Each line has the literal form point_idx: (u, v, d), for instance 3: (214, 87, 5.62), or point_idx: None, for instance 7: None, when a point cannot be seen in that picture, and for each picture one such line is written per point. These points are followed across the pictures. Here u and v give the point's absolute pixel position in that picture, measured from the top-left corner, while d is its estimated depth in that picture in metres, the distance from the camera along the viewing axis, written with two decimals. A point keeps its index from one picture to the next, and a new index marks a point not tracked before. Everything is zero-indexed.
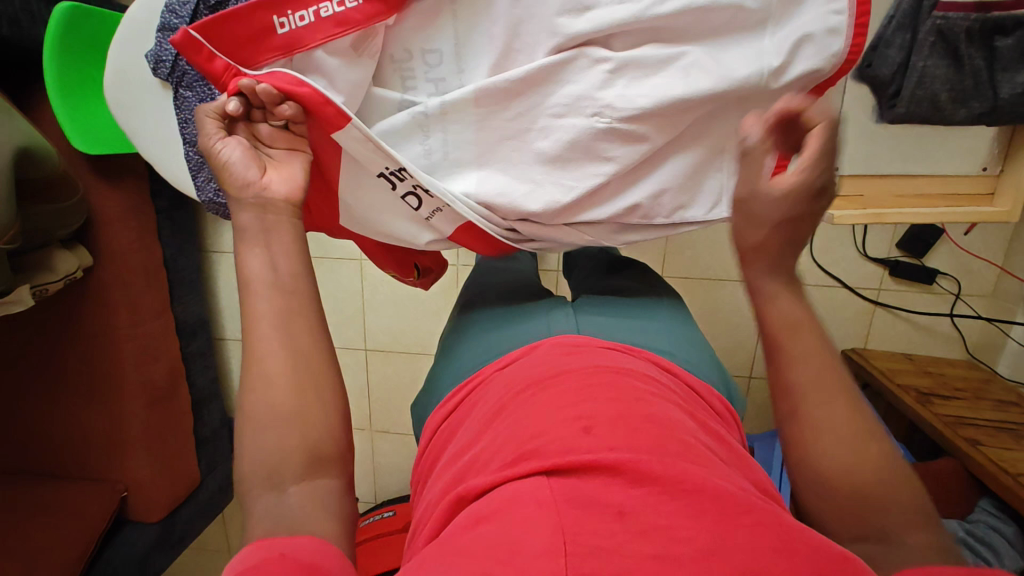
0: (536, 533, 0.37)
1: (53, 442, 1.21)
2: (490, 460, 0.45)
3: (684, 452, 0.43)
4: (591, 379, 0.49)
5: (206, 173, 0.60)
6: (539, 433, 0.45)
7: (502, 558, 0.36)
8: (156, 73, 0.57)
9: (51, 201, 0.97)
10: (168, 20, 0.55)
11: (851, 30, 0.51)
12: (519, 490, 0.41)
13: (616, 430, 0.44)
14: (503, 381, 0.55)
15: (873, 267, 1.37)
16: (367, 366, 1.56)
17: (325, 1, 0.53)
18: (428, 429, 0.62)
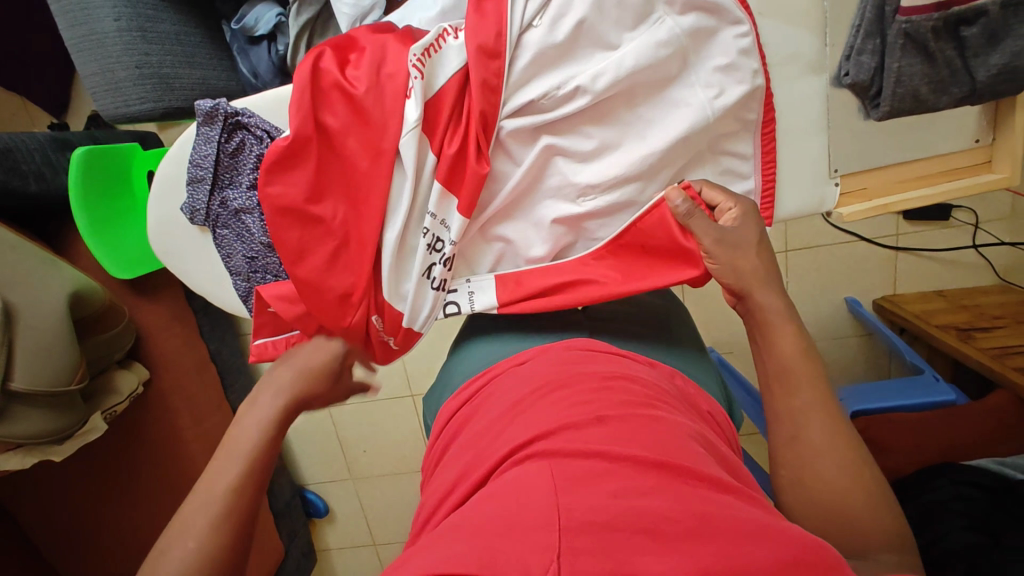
0: (535, 502, 0.41)
1: (143, 548, 1.27)
2: (509, 448, 0.50)
3: (671, 447, 0.47)
4: (603, 386, 0.55)
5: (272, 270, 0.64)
6: (552, 430, 0.49)
7: (507, 522, 0.40)
8: (194, 221, 0.62)
9: (104, 331, 1.02)
10: (196, 173, 0.60)
11: (757, 47, 0.56)
12: (524, 472, 0.45)
13: (620, 427, 0.49)
14: (512, 383, 0.61)
15: (886, 215, 1.38)
16: (418, 411, 1.61)
17: (250, 210, 0.61)
18: (438, 430, 0.66)
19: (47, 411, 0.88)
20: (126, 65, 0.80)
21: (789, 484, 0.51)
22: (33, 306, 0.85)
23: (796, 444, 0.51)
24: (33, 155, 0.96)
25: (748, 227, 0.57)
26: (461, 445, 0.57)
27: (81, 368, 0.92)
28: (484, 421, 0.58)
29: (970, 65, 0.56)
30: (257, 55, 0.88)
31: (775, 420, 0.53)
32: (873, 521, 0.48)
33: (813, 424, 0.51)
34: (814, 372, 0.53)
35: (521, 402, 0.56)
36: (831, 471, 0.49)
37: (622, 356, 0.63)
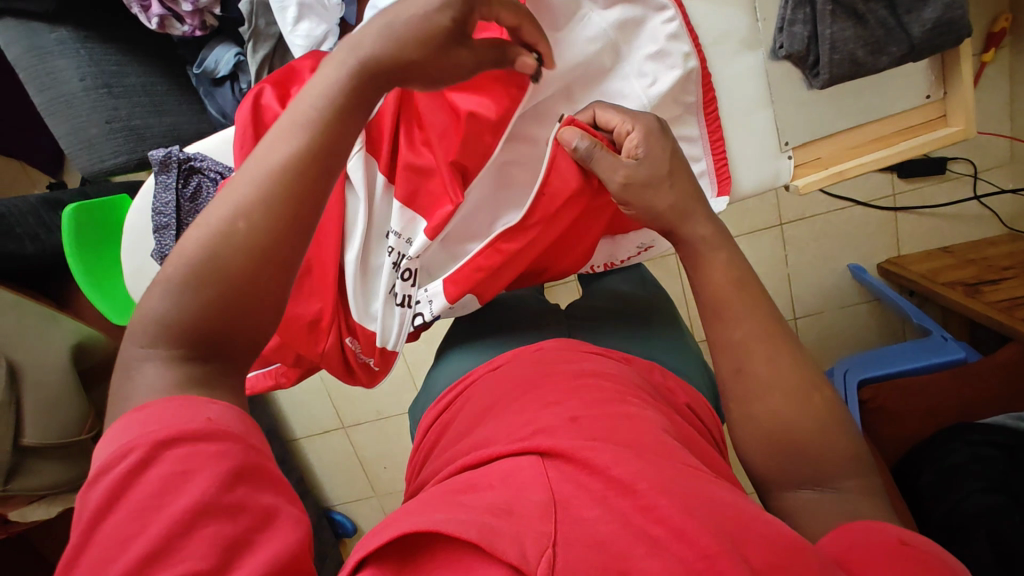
0: (528, 506, 0.41)
1: None
2: (494, 446, 0.49)
3: (649, 438, 0.46)
4: (576, 384, 0.54)
5: None
6: (535, 429, 0.48)
7: (499, 517, 0.40)
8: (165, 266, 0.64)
9: (111, 378, 1.05)
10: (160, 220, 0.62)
11: (686, 31, 0.61)
12: (516, 466, 0.45)
13: (596, 424, 0.48)
14: (491, 381, 0.62)
15: (880, 176, 1.35)
16: None
17: None
18: (421, 431, 0.67)
19: (60, 462, 0.91)
20: (97, 122, 0.83)
21: (746, 425, 0.53)
22: (33, 362, 0.88)
23: (744, 378, 0.54)
24: (27, 218, 1.00)
25: (653, 149, 0.57)
26: (444, 445, 0.58)
27: (89, 417, 0.95)
28: (465, 424, 0.58)
29: (904, 21, 0.62)
30: (222, 95, 0.90)
31: (717, 353, 0.56)
32: (832, 443, 0.51)
33: (756, 354, 0.53)
34: (750, 299, 0.55)
35: (496, 405, 0.57)
36: (779, 400, 0.52)
37: (599, 354, 0.62)
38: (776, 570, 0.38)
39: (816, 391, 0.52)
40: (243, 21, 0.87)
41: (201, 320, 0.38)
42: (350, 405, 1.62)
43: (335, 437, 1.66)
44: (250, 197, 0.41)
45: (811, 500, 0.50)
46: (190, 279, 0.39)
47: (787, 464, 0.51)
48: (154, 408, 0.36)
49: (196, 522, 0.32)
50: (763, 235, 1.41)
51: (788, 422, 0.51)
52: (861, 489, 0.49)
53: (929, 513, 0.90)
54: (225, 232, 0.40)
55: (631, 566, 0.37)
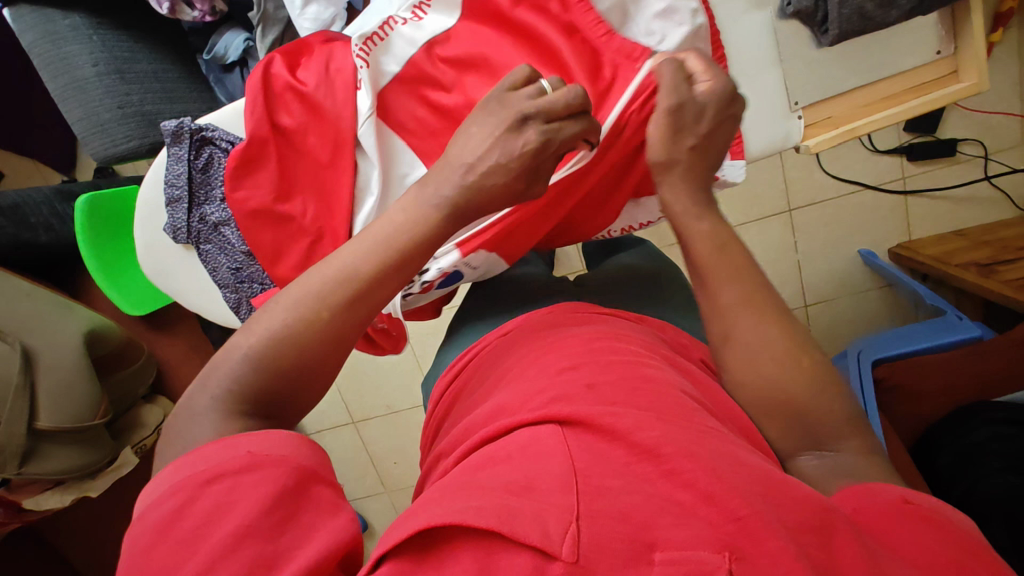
0: (550, 475, 0.40)
1: None
2: (514, 415, 0.48)
3: (674, 404, 0.45)
4: (591, 349, 0.53)
5: (253, 272, 0.65)
6: (558, 396, 0.47)
7: (516, 492, 0.38)
8: (177, 240, 0.65)
9: (124, 367, 1.06)
10: (172, 193, 0.63)
11: None
12: (534, 436, 0.43)
13: (614, 389, 0.47)
14: (505, 347, 0.62)
15: (889, 159, 1.35)
16: None
17: (229, 224, 0.63)
18: (433, 399, 0.66)
19: (73, 447, 0.92)
20: (109, 106, 0.84)
21: (736, 397, 0.52)
22: (49, 348, 0.89)
23: (733, 344, 0.53)
24: (41, 207, 1.01)
25: (713, 103, 0.54)
26: (458, 411, 0.58)
27: (103, 403, 0.96)
28: (478, 393, 0.58)
29: None
30: (232, 81, 0.92)
31: (711, 318, 0.55)
32: (831, 408, 0.50)
33: (746, 319, 0.53)
34: (734, 266, 0.54)
35: (503, 379, 0.56)
36: (768, 368, 0.51)
37: (611, 316, 0.62)
38: (805, 529, 0.37)
39: (809, 355, 0.51)
40: (251, 6, 0.88)
41: (276, 392, 0.45)
42: (360, 398, 1.62)
43: (345, 432, 1.66)
44: (333, 292, 0.46)
45: (818, 464, 0.48)
46: (267, 359, 0.45)
47: (789, 426, 0.50)
48: (208, 452, 0.38)
49: (244, 542, 0.34)
50: (772, 221, 1.40)
51: (781, 383, 0.50)
52: (858, 449, 0.49)
53: (948, 492, 0.88)
54: (308, 323, 0.46)
55: (656, 537, 0.36)
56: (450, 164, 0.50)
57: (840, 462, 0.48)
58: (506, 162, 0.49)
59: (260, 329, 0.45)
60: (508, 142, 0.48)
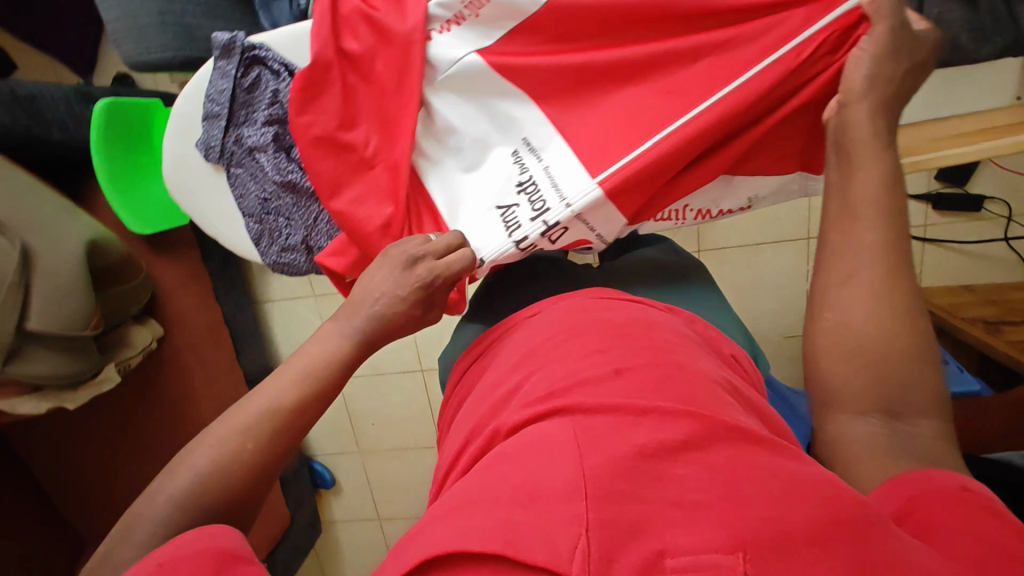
0: (556, 473, 0.39)
1: None
2: (515, 411, 0.47)
3: (704, 396, 0.44)
4: (619, 334, 0.52)
5: (281, 202, 0.65)
6: (575, 382, 0.47)
7: (525, 502, 0.37)
8: (208, 159, 0.65)
9: (120, 284, 1.03)
10: (212, 108, 0.63)
11: None
12: (545, 430, 0.43)
13: (646, 376, 0.46)
14: (524, 334, 0.60)
15: (914, 204, 1.34)
16: (425, 387, 1.61)
17: (264, 149, 0.64)
18: (455, 377, 0.68)
19: (60, 354, 0.89)
20: (150, 11, 0.81)
21: (828, 341, 0.51)
22: (48, 250, 0.86)
23: (847, 287, 0.51)
24: (58, 105, 0.97)
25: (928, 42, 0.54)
26: (478, 394, 0.57)
27: (96, 314, 0.93)
28: (498, 376, 0.57)
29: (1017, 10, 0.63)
30: (278, 6, 0.88)
31: (830, 253, 0.52)
32: (925, 384, 0.48)
33: (872, 264, 0.50)
34: (879, 210, 0.51)
35: (537, 352, 0.55)
36: (876, 317, 0.49)
37: (640, 304, 0.61)
38: None
39: (916, 326, 0.49)
40: None
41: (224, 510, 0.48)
42: None
43: None
44: (256, 423, 0.50)
45: (867, 430, 0.48)
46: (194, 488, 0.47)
47: (871, 381, 0.48)
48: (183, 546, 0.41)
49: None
50: (789, 246, 1.40)
51: (880, 338, 0.49)
52: (936, 431, 0.47)
53: None
54: (234, 458, 0.49)
55: (667, 543, 0.35)
56: (352, 304, 0.57)
57: (913, 435, 0.47)
58: (402, 295, 0.56)
59: (187, 461, 0.49)
60: (401, 282, 0.56)
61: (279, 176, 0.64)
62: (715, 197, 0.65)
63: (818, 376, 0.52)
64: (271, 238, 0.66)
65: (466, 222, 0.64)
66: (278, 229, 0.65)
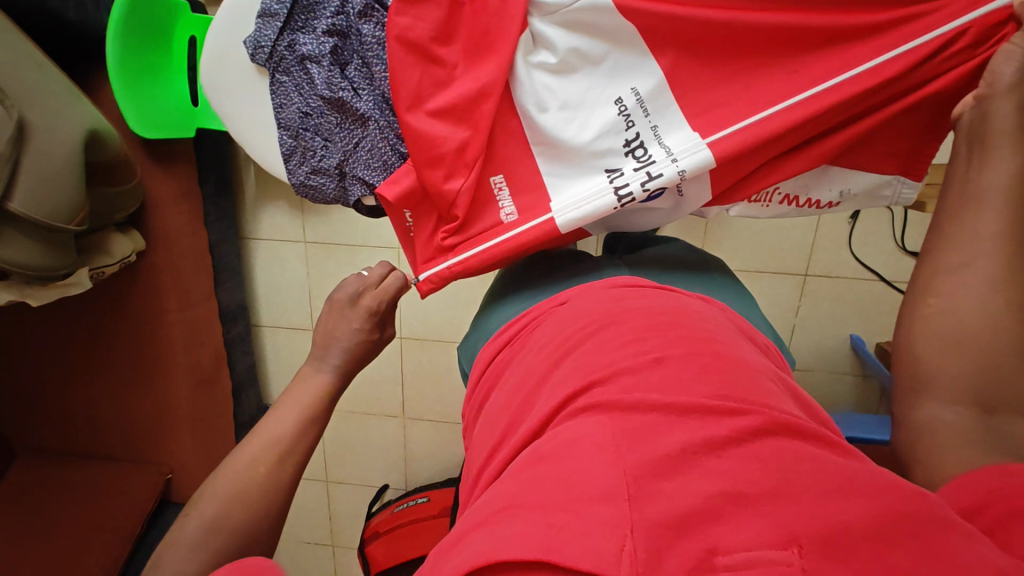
0: (596, 472, 0.37)
1: (100, 425, 1.23)
2: (542, 409, 0.46)
3: (751, 387, 0.43)
4: (656, 318, 0.50)
5: (318, 121, 0.64)
6: (611, 369, 0.45)
7: (564, 505, 0.36)
8: (255, 58, 0.65)
9: (112, 184, 0.97)
10: (270, 7, 0.62)
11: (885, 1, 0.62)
12: (579, 430, 0.41)
13: (685, 367, 0.44)
14: (555, 317, 0.59)
15: (912, 260, 1.37)
16: (402, 354, 1.57)
17: (314, 63, 0.62)
18: (479, 366, 0.65)
19: (38, 244, 0.83)
20: None
21: (934, 333, 0.54)
22: (45, 129, 0.80)
23: (958, 279, 0.54)
24: None
25: None
26: (509, 381, 0.55)
27: (84, 210, 0.87)
28: (530, 360, 0.55)
29: None
30: None
31: (940, 247, 0.56)
32: None
33: (981, 263, 0.53)
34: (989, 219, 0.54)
35: (570, 335, 0.53)
36: (982, 314, 0.52)
37: (674, 291, 0.60)
38: None
39: None
40: None
41: (247, 537, 0.54)
42: None
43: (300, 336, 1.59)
44: (261, 453, 0.57)
45: (955, 417, 0.51)
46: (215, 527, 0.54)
47: (968, 370, 0.52)
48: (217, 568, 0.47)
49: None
50: (786, 279, 1.42)
51: (976, 331, 0.52)
52: None
53: None
54: (247, 481, 0.56)
55: (717, 541, 0.34)
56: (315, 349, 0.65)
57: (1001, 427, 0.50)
58: (359, 326, 0.65)
59: (200, 499, 0.55)
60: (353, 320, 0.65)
61: (323, 93, 0.62)
62: (807, 183, 0.64)
63: (911, 358, 0.55)
64: (303, 156, 0.66)
65: (564, 166, 0.62)
66: (312, 148, 0.65)
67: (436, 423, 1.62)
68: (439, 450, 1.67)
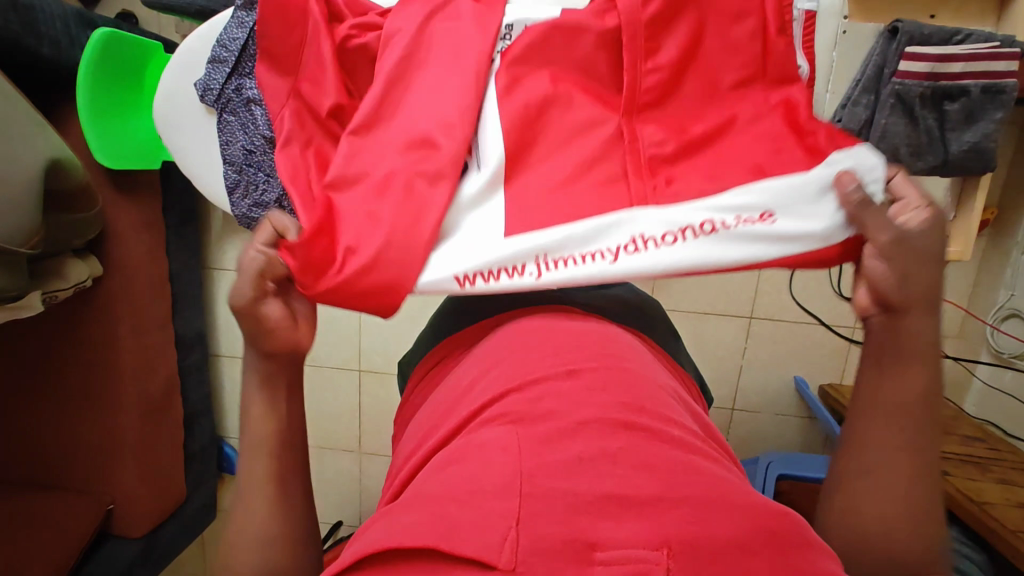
0: (495, 472, 0.37)
1: (42, 452, 1.22)
2: (458, 414, 0.46)
3: (650, 401, 0.44)
4: (577, 336, 0.51)
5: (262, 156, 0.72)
6: (525, 372, 0.46)
7: (459, 498, 0.36)
8: (203, 99, 0.72)
9: (71, 212, 1.00)
10: (219, 52, 0.70)
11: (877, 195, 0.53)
12: (488, 434, 0.40)
13: (595, 380, 0.44)
14: (484, 332, 0.59)
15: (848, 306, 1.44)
16: (360, 388, 1.58)
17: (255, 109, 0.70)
18: (414, 380, 0.66)
19: None
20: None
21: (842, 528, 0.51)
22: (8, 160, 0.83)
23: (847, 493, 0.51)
24: (54, 22, 0.96)
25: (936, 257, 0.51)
26: (435, 397, 0.55)
27: (37, 235, 0.91)
28: (454, 378, 0.55)
29: (947, 137, 0.86)
30: None
31: (844, 446, 0.53)
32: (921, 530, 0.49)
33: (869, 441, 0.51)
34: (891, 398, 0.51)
35: (498, 348, 0.53)
36: (871, 502, 0.50)
37: (597, 314, 0.61)
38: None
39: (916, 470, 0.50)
40: None
41: None
42: None
43: None
44: None
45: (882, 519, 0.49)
46: None
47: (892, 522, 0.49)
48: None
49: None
50: (731, 322, 1.48)
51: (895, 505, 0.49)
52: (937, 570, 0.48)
53: None
54: None
55: (598, 538, 0.33)
56: None
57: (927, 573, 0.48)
58: None
59: None
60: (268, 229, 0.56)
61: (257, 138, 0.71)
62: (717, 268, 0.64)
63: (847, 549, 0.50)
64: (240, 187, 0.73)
65: None
66: (254, 182, 0.72)
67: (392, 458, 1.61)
68: None
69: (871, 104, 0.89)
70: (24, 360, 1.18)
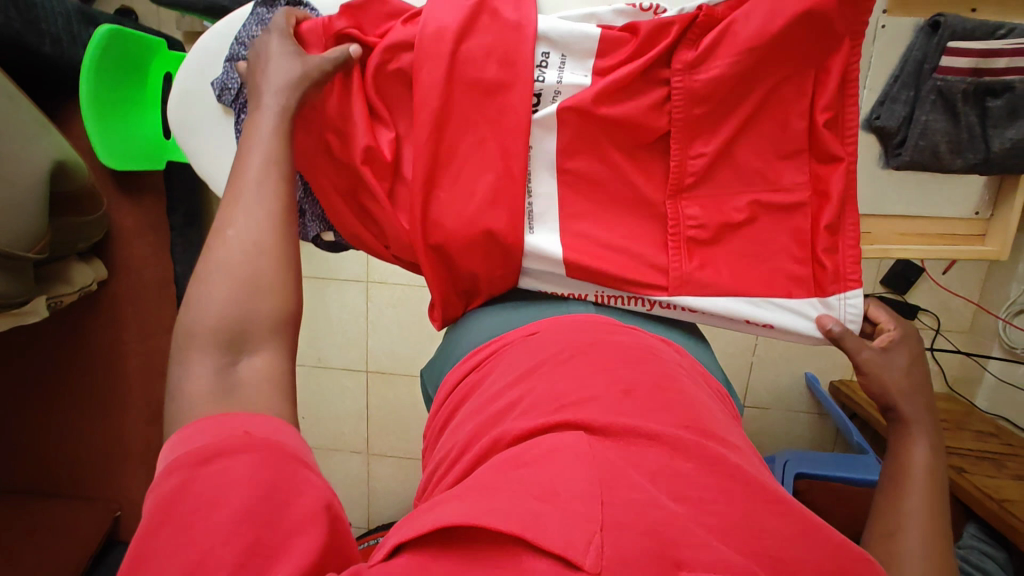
0: (573, 479, 0.36)
1: (48, 458, 1.19)
2: (516, 422, 0.44)
3: (709, 424, 0.43)
4: (628, 353, 0.50)
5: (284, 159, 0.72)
6: (583, 386, 0.45)
7: (542, 497, 0.35)
8: (220, 100, 0.70)
9: (76, 215, 0.98)
10: (238, 52, 0.68)
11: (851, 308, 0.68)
12: (560, 440, 0.39)
13: (653, 396, 0.44)
14: (527, 344, 0.58)
15: None
16: (368, 388, 1.57)
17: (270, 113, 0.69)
18: (444, 388, 0.64)
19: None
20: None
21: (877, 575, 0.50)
22: (13, 161, 0.81)
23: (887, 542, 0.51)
24: (56, 19, 0.94)
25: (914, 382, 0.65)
26: (476, 401, 0.54)
27: (43, 240, 0.89)
28: (497, 383, 0.53)
29: (988, 134, 0.80)
30: None
31: (876, 514, 0.55)
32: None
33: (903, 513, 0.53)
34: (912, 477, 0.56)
35: (547, 356, 0.52)
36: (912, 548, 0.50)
37: (637, 332, 0.60)
38: None
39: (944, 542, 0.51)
40: None
41: None
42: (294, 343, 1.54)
43: None
44: None
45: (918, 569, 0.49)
46: None
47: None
48: (201, 427, 0.40)
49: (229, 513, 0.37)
50: None
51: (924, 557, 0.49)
52: None
53: None
54: None
55: (684, 555, 0.32)
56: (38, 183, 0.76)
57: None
58: None
59: None
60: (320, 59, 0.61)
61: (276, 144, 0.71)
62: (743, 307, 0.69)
63: None
64: None
65: None
66: None
67: (401, 459, 1.60)
68: (403, 488, 1.65)
69: (910, 100, 0.83)
70: (28, 364, 1.16)
